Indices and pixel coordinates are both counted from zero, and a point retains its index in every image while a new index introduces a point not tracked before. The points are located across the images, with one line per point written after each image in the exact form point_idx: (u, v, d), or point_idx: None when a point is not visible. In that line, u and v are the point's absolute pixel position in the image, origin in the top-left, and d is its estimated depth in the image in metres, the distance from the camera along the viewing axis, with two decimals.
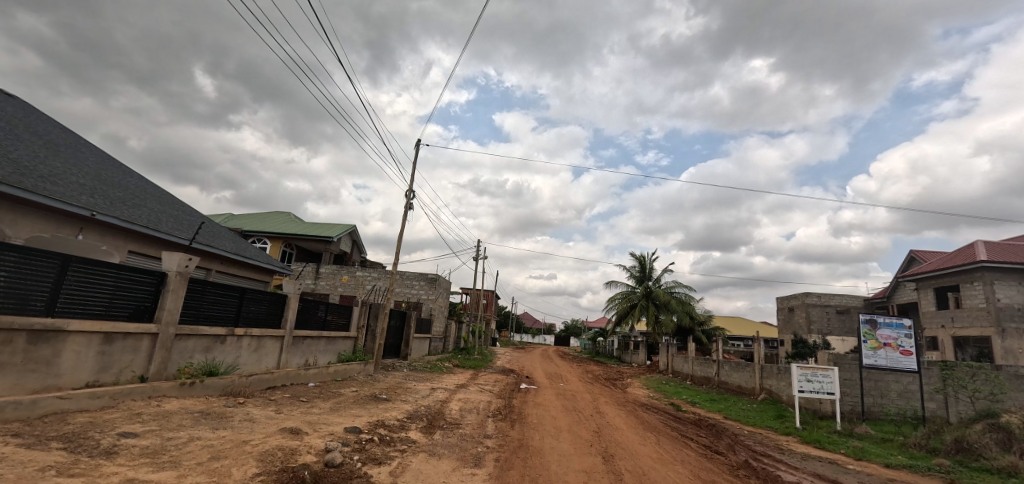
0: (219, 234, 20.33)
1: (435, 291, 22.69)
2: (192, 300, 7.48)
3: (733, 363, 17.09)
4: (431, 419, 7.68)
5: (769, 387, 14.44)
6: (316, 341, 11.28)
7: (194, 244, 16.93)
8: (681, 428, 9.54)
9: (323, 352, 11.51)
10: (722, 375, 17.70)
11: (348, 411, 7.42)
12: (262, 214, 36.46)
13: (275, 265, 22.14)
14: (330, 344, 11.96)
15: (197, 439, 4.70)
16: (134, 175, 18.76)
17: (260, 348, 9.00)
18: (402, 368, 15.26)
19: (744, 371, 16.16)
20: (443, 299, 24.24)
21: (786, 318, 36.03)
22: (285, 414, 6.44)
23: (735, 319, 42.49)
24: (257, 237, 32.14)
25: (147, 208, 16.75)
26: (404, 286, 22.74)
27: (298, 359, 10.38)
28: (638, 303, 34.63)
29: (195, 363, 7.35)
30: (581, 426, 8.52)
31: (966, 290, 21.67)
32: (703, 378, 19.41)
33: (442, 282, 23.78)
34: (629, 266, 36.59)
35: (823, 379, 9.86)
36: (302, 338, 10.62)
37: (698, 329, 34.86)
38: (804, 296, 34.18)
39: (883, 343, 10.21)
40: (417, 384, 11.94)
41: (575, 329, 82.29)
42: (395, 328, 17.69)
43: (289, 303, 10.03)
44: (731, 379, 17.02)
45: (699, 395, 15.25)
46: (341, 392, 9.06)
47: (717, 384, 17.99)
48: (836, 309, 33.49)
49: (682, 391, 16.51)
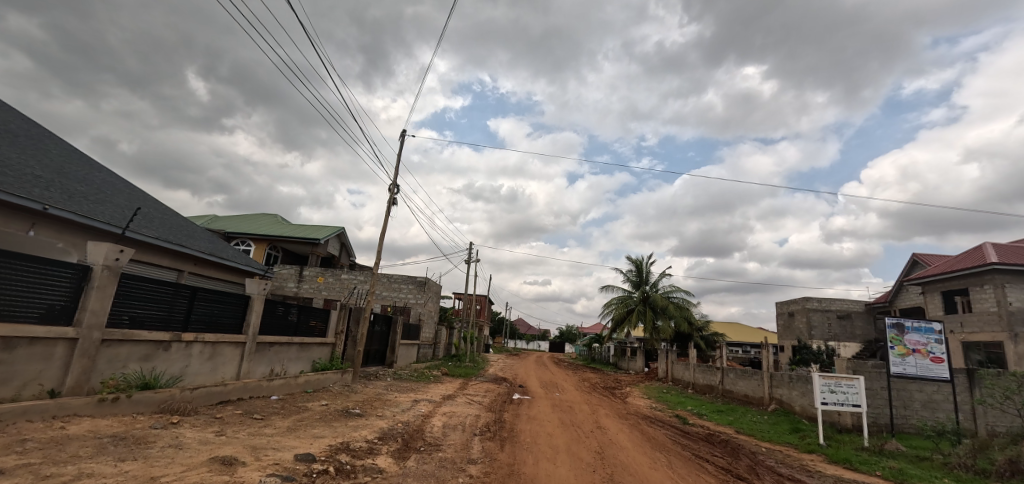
0: (194, 233, 19.08)
1: (425, 295, 21.58)
2: (126, 300, 6.39)
3: (739, 371, 16.13)
4: (407, 440, 6.60)
5: (780, 397, 13.47)
6: (286, 348, 10.17)
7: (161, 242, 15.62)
8: (692, 445, 8.52)
9: (294, 361, 10.40)
10: (727, 384, 16.73)
11: (309, 431, 6.33)
12: (247, 216, 35.18)
13: (255, 267, 20.96)
14: (304, 352, 10.85)
15: (87, 478, 3.62)
16: (103, 170, 17.58)
17: (215, 356, 7.92)
18: (385, 377, 14.14)
19: (751, 379, 15.19)
20: (433, 303, 23.13)
21: (786, 323, 35.23)
22: (225, 438, 5.33)
23: (733, 325, 41.68)
24: (241, 239, 30.90)
25: (113, 203, 15.51)
26: (391, 289, 21.62)
27: (263, 368, 9.28)
28: (635, 308, 33.67)
29: (128, 374, 6.27)
30: (581, 445, 7.44)
31: (976, 294, 20.90)
32: (705, 387, 18.45)
33: (431, 285, 22.67)
34: (625, 270, 35.64)
35: (849, 390, 8.92)
36: (268, 344, 9.51)
37: (696, 334, 33.93)
38: (804, 300, 33.41)
39: (911, 350, 9.29)
40: (398, 396, 10.85)
41: (570, 335, 81.23)
42: (380, 335, 16.59)
43: (253, 305, 8.93)
44: (736, 388, 16.05)
45: (705, 405, 14.25)
46: (307, 407, 7.95)
47: (722, 393, 16.99)
48: (837, 314, 32.72)
49: (685, 401, 15.51)
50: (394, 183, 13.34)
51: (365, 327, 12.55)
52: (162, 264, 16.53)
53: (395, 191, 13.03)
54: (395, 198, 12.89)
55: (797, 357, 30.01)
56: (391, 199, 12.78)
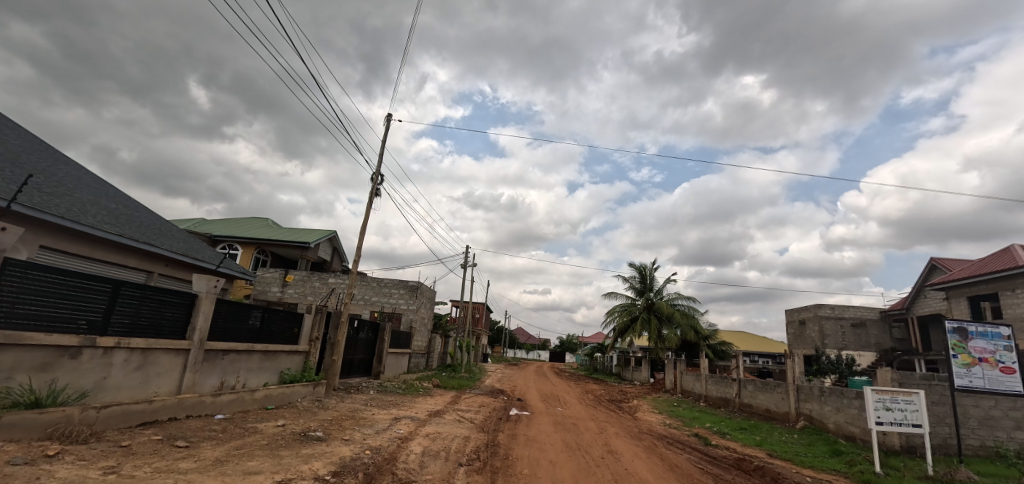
0: (168, 232, 17.69)
1: (416, 301, 20.17)
2: (16, 294, 5.02)
3: (759, 383, 14.69)
4: (369, 475, 5.12)
5: (809, 413, 12.03)
6: (246, 356, 8.78)
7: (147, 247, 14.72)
8: (723, 475, 7.08)
9: (256, 372, 9.01)
10: (745, 397, 15.30)
11: (241, 464, 4.89)
12: (236, 220, 33.92)
13: (234, 270, 19.54)
14: (269, 361, 9.46)
15: None
16: (69, 164, 16.20)
17: (146, 366, 6.57)
18: (368, 390, 12.71)
19: (773, 392, 13.76)
20: (426, 310, 21.73)
21: (797, 332, 33.77)
22: (116, 478, 3.97)
23: (740, 333, 40.16)
24: (228, 243, 29.57)
25: (73, 197, 14.05)
26: (381, 295, 20.21)
27: (214, 380, 7.91)
28: (639, 316, 32.22)
29: (13, 389, 4.92)
30: (591, 478, 5.98)
31: (1008, 298, 19.46)
32: (720, 401, 16.99)
33: (424, 290, 21.30)
34: (629, 277, 34.23)
35: (907, 406, 7.56)
36: (222, 352, 8.14)
37: (703, 344, 32.47)
38: (816, 307, 32.01)
39: (978, 359, 7.92)
40: (377, 413, 9.39)
41: (570, 345, 79.65)
42: (365, 343, 15.18)
43: (201, 306, 7.58)
44: (756, 401, 14.61)
45: (724, 422, 12.78)
46: (256, 429, 6.56)
47: (739, 407, 15.56)
48: (850, 322, 31.27)
49: (702, 416, 14.03)
50: (377, 173, 12.03)
51: (344, 332, 11.16)
52: (129, 265, 15.12)
53: (379, 181, 11.70)
54: (378, 188, 11.56)
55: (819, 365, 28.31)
56: (374, 189, 11.43)
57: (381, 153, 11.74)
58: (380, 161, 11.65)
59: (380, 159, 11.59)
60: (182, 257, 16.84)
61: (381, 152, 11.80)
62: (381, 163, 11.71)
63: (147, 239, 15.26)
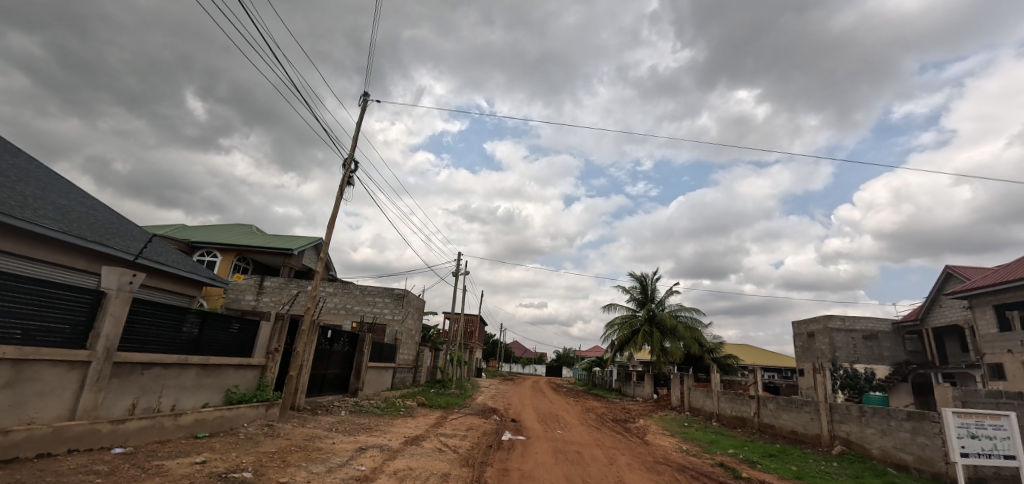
0: (128, 233, 16.08)
1: (403, 310, 18.59)
2: None
3: (782, 401, 13.13)
4: None
5: (846, 436, 10.50)
6: (178, 372, 7.23)
7: (101, 248, 13.08)
8: None
9: (189, 391, 7.44)
10: (765, 417, 13.74)
11: None
12: (218, 226, 32.35)
13: (202, 276, 17.94)
14: (209, 377, 7.87)
15: None
16: (20, 157, 14.73)
17: (19, 383, 5.01)
18: (340, 411, 11.06)
19: (800, 411, 12.20)
20: (413, 321, 20.09)
21: (805, 344, 32.23)
22: None
23: (745, 346, 38.51)
24: (207, 249, 27.97)
25: (15, 190, 12.51)
26: (364, 304, 18.57)
27: (127, 401, 6.32)
28: (641, 328, 30.60)
29: None
30: None
31: None
32: (736, 421, 15.38)
33: (412, 299, 19.72)
34: (629, 287, 32.73)
35: (996, 433, 6.14)
36: (141, 366, 6.57)
37: (708, 357, 30.87)
38: (825, 319, 30.49)
39: None
40: (339, 441, 7.77)
41: (568, 359, 77.42)
42: (341, 356, 13.53)
43: (111, 309, 6.06)
44: (780, 422, 13.03)
45: (748, 448, 11.22)
46: (162, 469, 5.00)
47: (758, 428, 14.01)
48: (862, 334, 29.81)
49: (720, 439, 12.45)
50: (352, 159, 10.54)
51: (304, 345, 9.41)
52: (78, 267, 13.53)
53: (354, 168, 10.23)
54: (352, 176, 10.06)
55: (849, 383, 26.99)
56: (346, 179, 9.92)
57: (355, 136, 10.25)
58: (354, 145, 10.16)
59: (355, 142, 10.10)
60: (142, 259, 15.24)
61: (356, 135, 10.30)
62: (356, 147, 10.23)
63: (100, 239, 13.65)
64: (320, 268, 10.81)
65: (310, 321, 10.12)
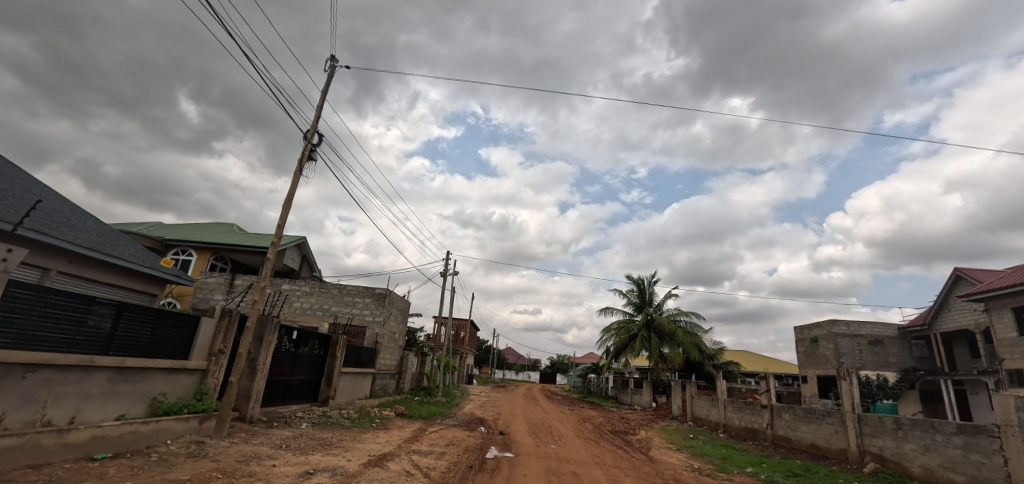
0: (80, 223, 14.51)
1: (384, 311, 17.21)
2: None
3: (798, 411, 11.89)
4: None
5: (878, 451, 9.30)
6: (79, 376, 5.84)
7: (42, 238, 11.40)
8: None
9: (96, 401, 6.03)
10: (780, 429, 12.48)
11: None
12: (196, 225, 30.77)
13: (164, 273, 16.38)
14: (126, 384, 6.48)
15: None
16: None
17: None
18: (302, 423, 9.56)
19: (821, 424, 10.95)
20: (396, 323, 18.68)
21: (809, 350, 31.05)
22: None
23: (745, 353, 37.27)
24: (181, 247, 26.40)
25: None
26: (343, 304, 17.17)
27: None
28: (638, 333, 29.32)
29: None
30: None
31: None
32: (746, 432, 14.05)
33: (395, 300, 18.32)
34: (626, 290, 31.51)
35: None
36: (22, 369, 5.18)
37: (708, 364, 29.62)
38: (829, 324, 29.41)
39: None
40: (283, 463, 6.34)
41: (562, 366, 75.83)
42: (310, 361, 12.09)
43: None
44: (797, 434, 11.75)
45: (766, 465, 9.90)
46: None
47: (772, 441, 12.71)
48: (868, 340, 28.72)
49: (734, 455, 11.10)
50: (316, 133, 9.21)
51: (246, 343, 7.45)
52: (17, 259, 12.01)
53: (318, 143, 8.90)
54: (314, 151, 8.72)
55: (865, 391, 26.02)
56: (308, 153, 8.63)
57: (320, 106, 8.92)
58: (317, 116, 8.85)
59: (319, 112, 8.77)
60: (96, 253, 13.58)
61: (320, 104, 8.97)
62: (320, 118, 8.91)
63: (47, 230, 12.00)
64: (270, 253, 7.99)
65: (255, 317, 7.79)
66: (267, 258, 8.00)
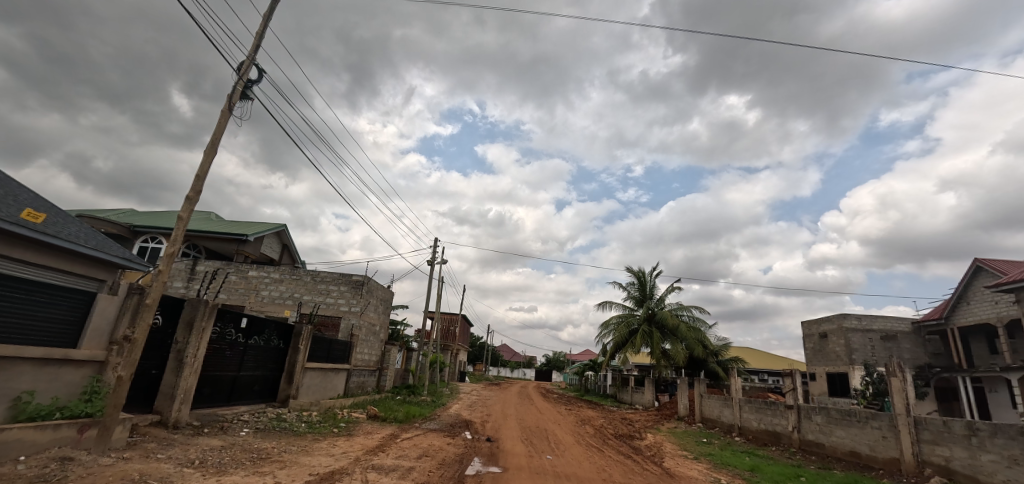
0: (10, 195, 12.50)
1: (362, 301, 15.47)
2: None
3: (833, 413, 10.26)
4: None
5: (943, 463, 7.72)
6: None
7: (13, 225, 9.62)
8: None
9: None
10: (809, 433, 10.87)
11: None
12: (171, 212, 28.74)
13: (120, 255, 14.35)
14: None
15: None
16: None
17: None
18: (241, 430, 7.77)
19: (864, 428, 9.33)
20: (377, 314, 16.94)
21: (817, 346, 29.62)
22: None
23: (749, 349, 35.74)
24: (151, 234, 24.42)
25: None
26: (316, 293, 15.40)
27: None
28: (639, 328, 27.67)
29: None
30: None
31: None
32: (767, 437, 12.44)
33: (375, 289, 16.58)
34: (626, 284, 29.84)
35: None
36: None
37: (713, 360, 28.06)
38: (840, 319, 27.90)
39: None
40: None
41: (558, 364, 74.40)
42: (264, 354, 10.33)
43: None
44: (832, 440, 10.14)
45: (806, 479, 8.29)
46: None
47: (800, 447, 11.11)
48: (880, 335, 27.27)
49: (762, 466, 9.45)
50: (257, 70, 7.40)
51: (145, 326, 5.59)
52: None
53: (257, 80, 7.10)
54: (249, 88, 6.89)
55: None
56: (242, 91, 6.84)
57: (259, 34, 7.12)
58: (256, 44, 7.04)
59: (258, 40, 6.99)
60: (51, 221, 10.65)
61: (261, 32, 7.17)
62: (259, 50, 7.09)
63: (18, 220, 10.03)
64: (184, 212, 5.99)
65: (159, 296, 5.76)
66: (180, 219, 6.00)
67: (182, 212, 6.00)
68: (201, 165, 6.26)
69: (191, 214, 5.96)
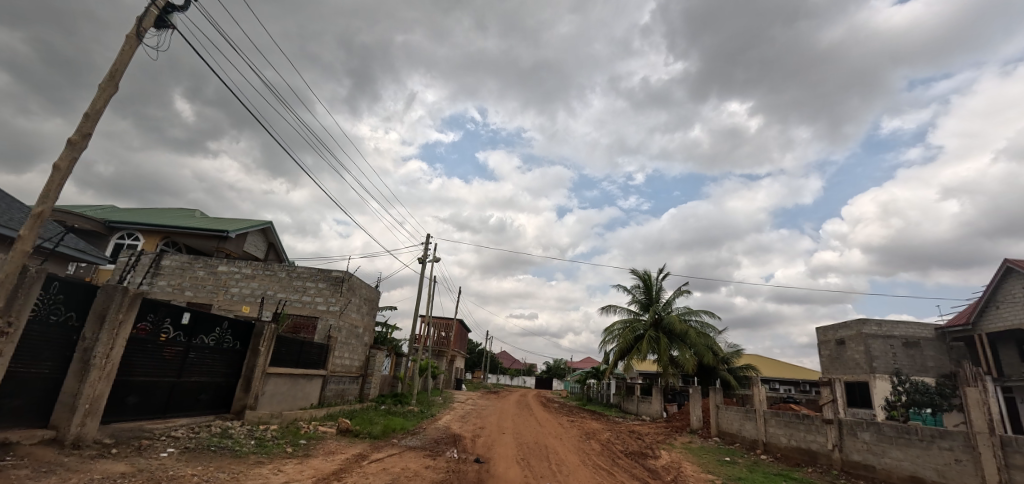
0: None
1: (342, 299, 13.92)
2: None
3: (886, 430, 8.66)
4: None
5: None
6: None
7: None
8: None
9: None
10: (854, 453, 9.27)
11: None
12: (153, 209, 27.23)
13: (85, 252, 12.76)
14: None
15: None
16: None
17: None
18: (163, 451, 6.18)
19: (928, 449, 7.74)
20: (360, 315, 15.41)
21: (834, 354, 27.93)
22: None
23: (760, 357, 33.99)
24: (127, 231, 22.87)
25: None
26: (290, 291, 13.89)
27: None
28: (645, 334, 26.00)
29: None
30: None
31: None
32: (801, 456, 10.81)
33: (358, 288, 15.04)
34: (631, 287, 28.27)
35: None
36: None
37: (723, 368, 26.38)
38: (859, 324, 26.26)
39: None
40: None
41: (559, 371, 72.41)
42: (214, 357, 8.78)
43: None
44: (885, 462, 8.56)
45: None
46: None
47: (843, 469, 9.50)
48: (902, 341, 25.56)
49: None
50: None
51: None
52: None
53: (183, 7, 5.65)
54: (168, 13, 5.43)
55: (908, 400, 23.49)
56: (161, 18, 5.40)
57: None
58: None
59: None
60: None
61: None
62: None
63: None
64: (62, 162, 4.48)
65: (24, 260, 4.60)
66: (57, 172, 4.48)
67: (61, 161, 4.50)
68: (93, 102, 4.79)
69: (70, 163, 4.46)
